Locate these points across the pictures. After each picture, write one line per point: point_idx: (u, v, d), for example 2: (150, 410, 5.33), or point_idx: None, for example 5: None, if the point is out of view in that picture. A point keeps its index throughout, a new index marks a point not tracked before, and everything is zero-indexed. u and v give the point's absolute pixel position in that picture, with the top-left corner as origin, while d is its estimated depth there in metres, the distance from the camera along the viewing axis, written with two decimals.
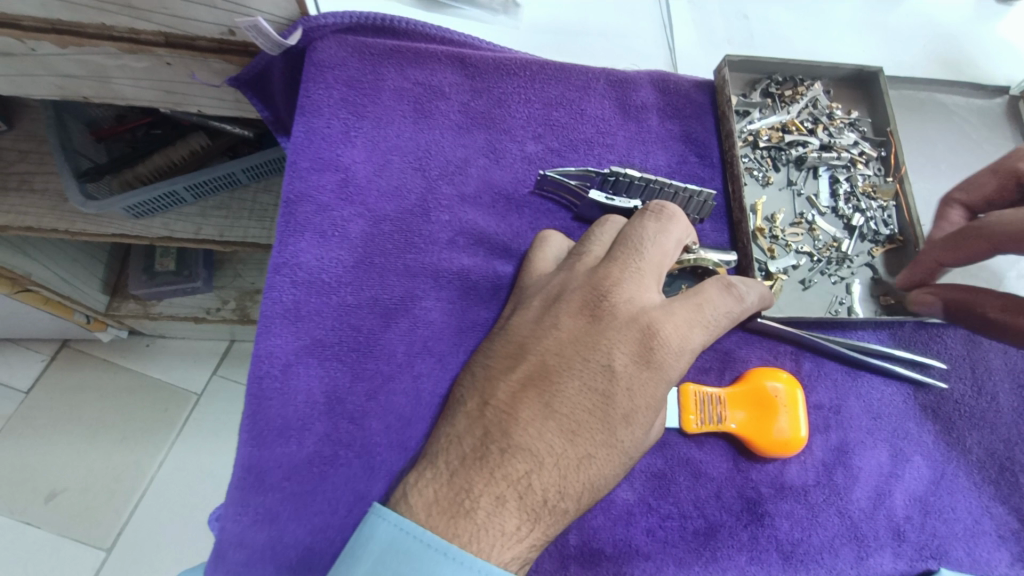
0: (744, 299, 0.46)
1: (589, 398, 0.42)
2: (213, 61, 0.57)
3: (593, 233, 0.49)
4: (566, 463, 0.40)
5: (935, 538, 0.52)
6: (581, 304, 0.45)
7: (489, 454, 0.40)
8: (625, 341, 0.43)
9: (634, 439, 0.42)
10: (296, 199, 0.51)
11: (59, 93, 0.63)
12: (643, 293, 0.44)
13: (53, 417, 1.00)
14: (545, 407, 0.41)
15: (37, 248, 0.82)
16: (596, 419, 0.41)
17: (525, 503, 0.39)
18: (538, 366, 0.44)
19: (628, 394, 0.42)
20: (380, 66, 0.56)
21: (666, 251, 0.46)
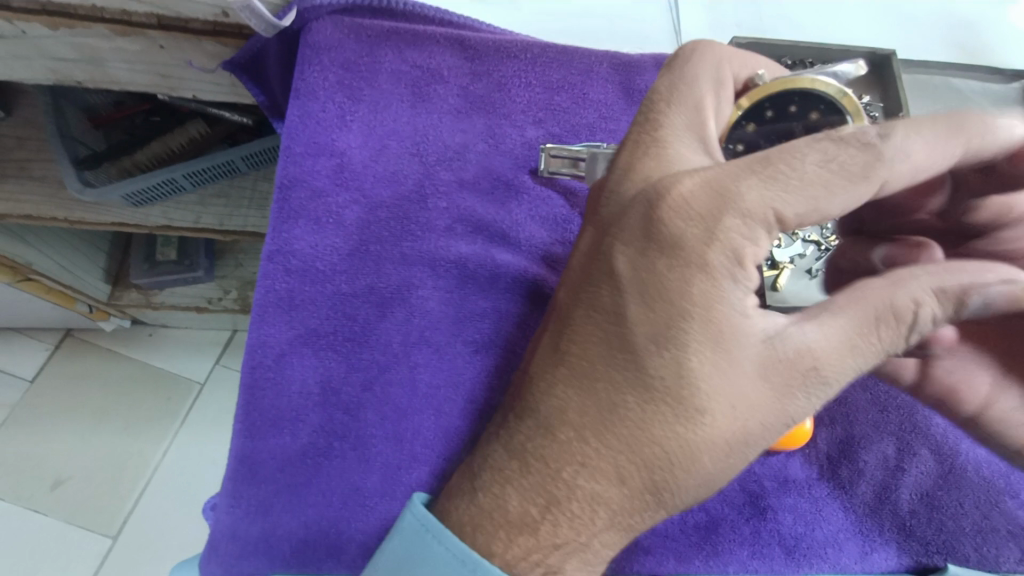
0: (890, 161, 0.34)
1: (653, 387, 0.35)
2: (207, 44, 0.56)
3: (667, 118, 0.39)
4: (637, 463, 0.36)
5: (941, 533, 0.51)
6: (632, 264, 0.36)
7: (543, 457, 0.38)
8: (693, 311, 0.34)
9: (724, 429, 0.35)
10: (289, 184, 0.50)
11: (51, 76, 0.61)
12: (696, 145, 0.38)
13: (57, 406, 1.00)
14: (598, 402, 0.36)
15: (37, 236, 0.81)
16: (668, 411, 0.35)
17: (600, 507, 0.37)
18: (580, 353, 0.37)
19: (707, 382, 0.34)
20: (377, 48, 0.54)
21: (799, 161, 0.33)
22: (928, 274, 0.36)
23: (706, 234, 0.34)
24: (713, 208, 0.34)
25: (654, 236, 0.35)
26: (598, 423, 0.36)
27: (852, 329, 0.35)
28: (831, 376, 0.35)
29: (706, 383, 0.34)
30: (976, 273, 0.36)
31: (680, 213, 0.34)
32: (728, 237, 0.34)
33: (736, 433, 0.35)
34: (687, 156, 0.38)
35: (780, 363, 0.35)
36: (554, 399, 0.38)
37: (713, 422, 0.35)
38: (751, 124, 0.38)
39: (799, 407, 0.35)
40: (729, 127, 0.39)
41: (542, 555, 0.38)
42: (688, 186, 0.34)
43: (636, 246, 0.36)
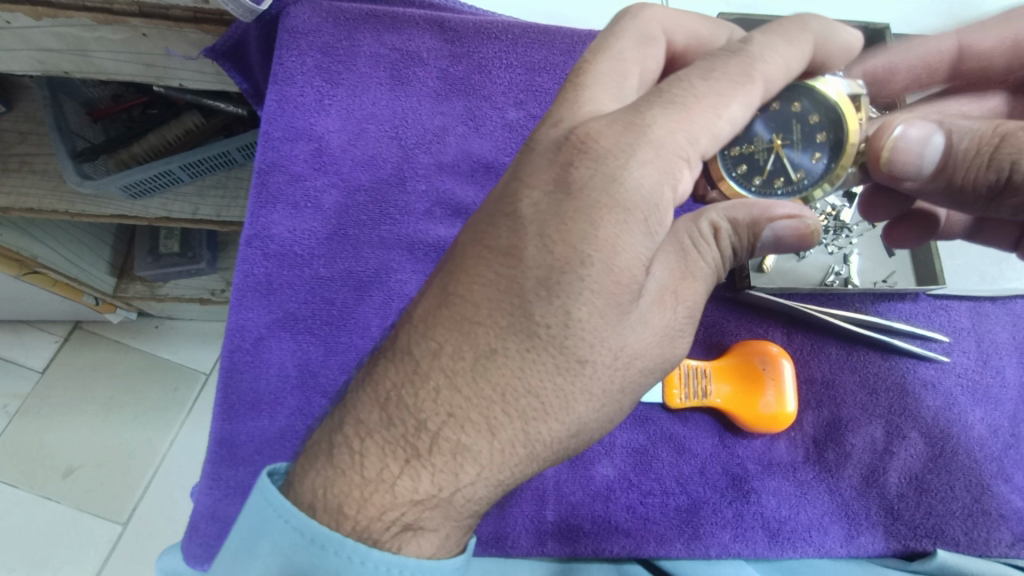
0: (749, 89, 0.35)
1: (539, 334, 0.32)
2: (189, 31, 0.55)
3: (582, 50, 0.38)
4: (514, 412, 0.33)
5: (931, 517, 0.49)
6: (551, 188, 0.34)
7: (409, 410, 0.33)
8: (597, 252, 0.32)
9: (607, 378, 0.33)
10: (268, 168, 0.50)
11: (39, 68, 0.61)
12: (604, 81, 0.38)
13: (67, 397, 1.02)
14: (474, 347, 0.33)
15: (43, 230, 0.82)
16: (550, 357, 0.32)
17: (467, 462, 0.32)
18: (463, 295, 0.34)
19: (581, 325, 0.33)
20: (355, 31, 0.54)
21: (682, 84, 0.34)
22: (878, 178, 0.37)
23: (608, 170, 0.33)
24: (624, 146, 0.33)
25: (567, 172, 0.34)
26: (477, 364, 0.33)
27: (681, 264, 0.36)
28: (682, 317, 0.36)
29: (588, 320, 0.32)
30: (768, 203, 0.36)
31: (604, 160, 0.33)
32: (647, 177, 0.33)
33: (617, 384, 0.34)
34: (600, 92, 0.37)
35: (649, 301, 0.34)
36: (435, 344, 0.34)
37: (594, 371, 0.33)
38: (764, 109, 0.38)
39: (657, 349, 0.35)
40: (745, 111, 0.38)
41: (400, 513, 0.33)
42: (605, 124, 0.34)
43: (551, 180, 0.34)
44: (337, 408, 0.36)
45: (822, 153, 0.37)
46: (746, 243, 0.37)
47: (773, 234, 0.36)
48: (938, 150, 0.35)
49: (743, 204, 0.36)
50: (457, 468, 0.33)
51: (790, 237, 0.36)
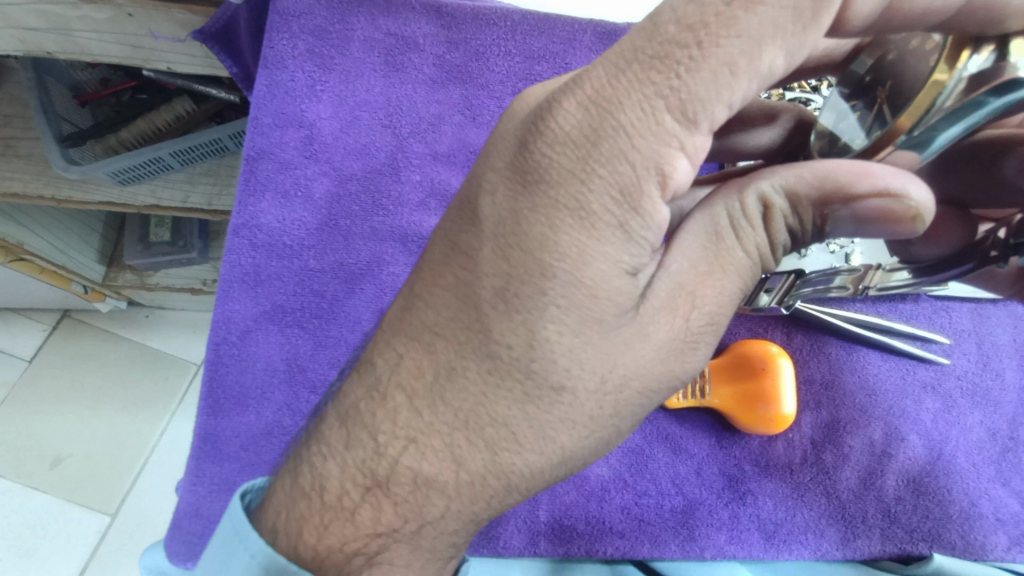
0: (779, 213, 0.32)
1: (530, 339, 0.32)
2: (176, 11, 0.54)
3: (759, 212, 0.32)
4: (501, 415, 0.32)
5: (928, 520, 0.48)
6: (609, 177, 0.30)
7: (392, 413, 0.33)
8: (559, 264, 0.31)
9: (584, 400, 0.32)
10: (256, 155, 0.49)
11: (20, 48, 0.59)
12: (772, 220, 0.32)
13: (54, 387, 0.99)
14: (434, 362, 0.33)
15: (29, 215, 0.80)
16: (517, 382, 0.32)
17: (434, 493, 0.33)
18: (553, 344, 0.32)
19: (649, 369, 0.33)
20: (349, 14, 0.53)
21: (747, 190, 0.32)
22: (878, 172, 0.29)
23: (617, 181, 0.30)
24: (668, 74, 0.28)
25: (690, 88, 0.28)
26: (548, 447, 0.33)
27: (710, 253, 0.33)
28: (699, 325, 0.33)
29: (638, 379, 0.33)
30: (889, 173, 0.29)
31: (544, 132, 0.31)
32: (619, 176, 0.30)
33: (609, 387, 0.33)
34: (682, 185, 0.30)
35: (654, 307, 0.33)
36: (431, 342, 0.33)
37: (560, 391, 0.32)
38: (899, 187, 0.29)
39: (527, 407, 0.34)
40: (865, 200, 0.29)
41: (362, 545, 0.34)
42: (618, 83, 0.29)
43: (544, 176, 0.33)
44: (346, 407, 0.35)
45: (874, 202, 0.29)
46: (814, 227, 0.32)
47: (852, 213, 0.30)
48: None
49: (895, 169, 0.30)
50: (414, 462, 0.33)
51: (806, 180, 0.31)
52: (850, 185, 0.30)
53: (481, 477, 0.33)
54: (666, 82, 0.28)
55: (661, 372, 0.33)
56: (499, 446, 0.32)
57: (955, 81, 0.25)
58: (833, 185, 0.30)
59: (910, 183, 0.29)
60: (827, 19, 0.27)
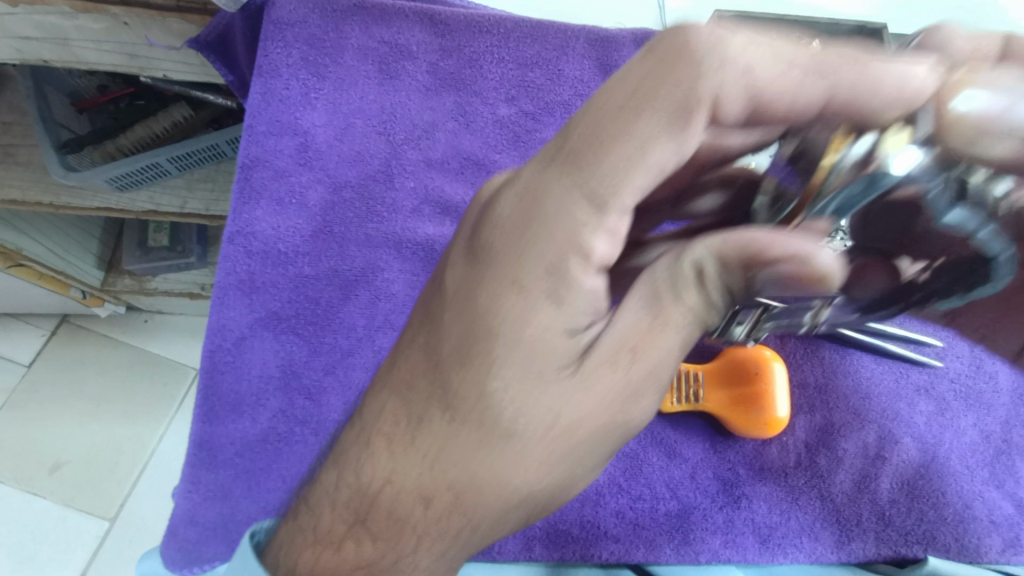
0: (705, 278, 0.32)
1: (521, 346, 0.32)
2: (172, 20, 0.54)
3: (690, 276, 0.32)
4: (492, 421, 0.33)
5: (922, 523, 0.48)
6: (536, 242, 0.31)
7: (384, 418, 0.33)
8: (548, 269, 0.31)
9: (567, 408, 0.33)
10: (251, 164, 0.50)
11: (17, 58, 0.59)
12: (699, 285, 0.32)
13: (53, 393, 0.99)
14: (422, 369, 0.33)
15: (29, 222, 0.80)
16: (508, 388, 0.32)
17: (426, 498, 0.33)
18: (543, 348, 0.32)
19: (595, 414, 0.33)
20: (343, 23, 0.53)
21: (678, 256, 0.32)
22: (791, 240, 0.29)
23: (585, 193, 0.31)
24: (587, 149, 0.31)
25: (597, 166, 0.30)
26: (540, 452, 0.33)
27: (646, 313, 0.33)
28: (641, 376, 0.33)
29: (591, 417, 0.33)
30: (804, 239, 0.30)
31: None
32: (548, 250, 0.31)
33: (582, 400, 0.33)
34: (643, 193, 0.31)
35: (596, 361, 0.33)
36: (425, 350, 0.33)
37: (552, 397, 0.32)
38: (813, 254, 0.29)
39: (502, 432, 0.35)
40: (784, 265, 0.29)
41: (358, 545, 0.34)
42: (585, 112, 0.31)
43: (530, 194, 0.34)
44: None
45: (789, 268, 0.29)
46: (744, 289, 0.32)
47: (772, 275, 0.30)
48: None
49: (810, 236, 0.30)
50: (407, 468, 0.33)
51: (729, 248, 0.31)
52: (769, 252, 0.30)
53: (473, 481, 0.33)
54: (615, 120, 0.30)
55: (607, 412, 0.34)
56: (491, 452, 0.33)
57: (838, 170, 0.28)
58: (753, 252, 0.30)
59: (822, 251, 0.29)
60: (700, 121, 0.30)
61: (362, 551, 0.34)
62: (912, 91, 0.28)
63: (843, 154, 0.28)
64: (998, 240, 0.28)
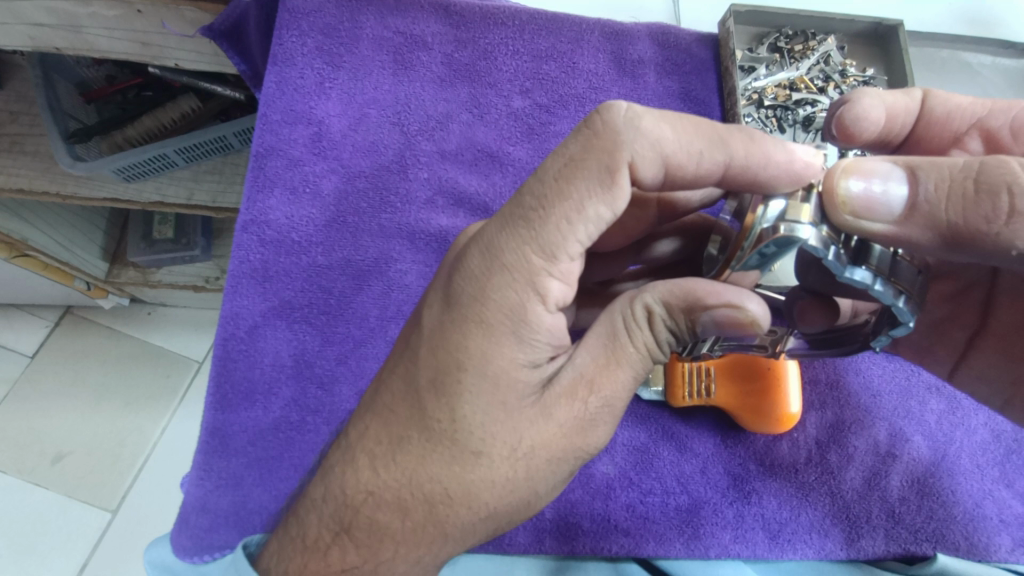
0: (654, 327, 0.33)
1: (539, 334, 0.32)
2: (186, 9, 0.54)
3: (641, 323, 0.33)
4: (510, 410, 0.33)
5: (933, 521, 0.48)
6: (499, 299, 0.32)
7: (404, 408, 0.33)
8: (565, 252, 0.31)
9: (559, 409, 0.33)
10: (265, 152, 0.50)
11: (30, 44, 0.59)
12: (646, 332, 0.33)
13: (56, 384, 0.99)
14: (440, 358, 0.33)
15: (35, 214, 0.80)
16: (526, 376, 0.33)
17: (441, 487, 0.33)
18: None
19: (551, 442, 0.33)
20: (359, 13, 0.53)
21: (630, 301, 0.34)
22: (728, 292, 0.32)
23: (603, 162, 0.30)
24: (530, 221, 0.31)
25: (539, 229, 0.31)
26: (556, 442, 0.33)
27: (606, 351, 0.34)
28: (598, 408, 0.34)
29: (546, 448, 0.33)
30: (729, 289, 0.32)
31: None
32: (508, 298, 0.32)
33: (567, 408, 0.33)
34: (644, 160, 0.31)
35: (557, 393, 0.33)
36: (435, 339, 0.33)
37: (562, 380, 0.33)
38: (746, 305, 0.32)
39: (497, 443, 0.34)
40: (726, 313, 0.32)
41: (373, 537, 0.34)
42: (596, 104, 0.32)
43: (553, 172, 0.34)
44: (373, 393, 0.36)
45: (724, 318, 0.32)
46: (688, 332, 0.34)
47: (712, 322, 0.32)
48: (901, 208, 0.30)
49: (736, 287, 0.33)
50: (423, 455, 0.33)
51: (677, 297, 0.33)
52: (708, 303, 0.32)
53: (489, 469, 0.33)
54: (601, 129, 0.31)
55: (564, 442, 0.33)
56: (508, 441, 0.33)
57: (757, 230, 0.30)
58: (694, 301, 0.33)
59: (752, 301, 0.32)
60: (624, 184, 0.30)
61: (371, 542, 0.35)
62: (805, 169, 0.31)
63: (763, 215, 0.30)
64: (888, 293, 0.31)
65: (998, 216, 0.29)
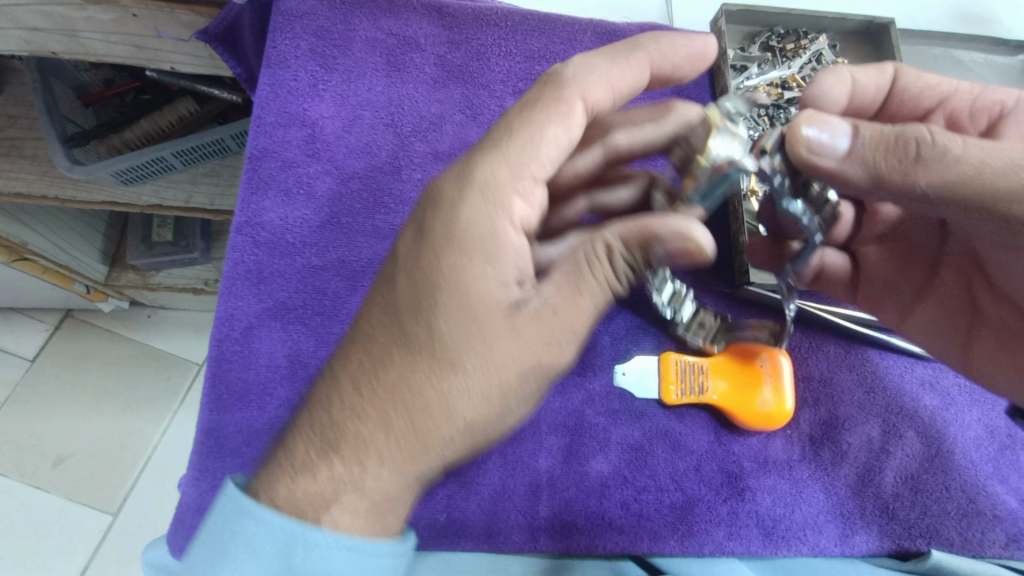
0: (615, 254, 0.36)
1: None
2: (181, 12, 0.55)
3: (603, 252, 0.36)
4: None
5: (926, 517, 0.49)
6: (469, 220, 0.36)
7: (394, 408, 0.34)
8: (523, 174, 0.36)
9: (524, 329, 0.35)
10: (259, 154, 0.50)
11: (26, 48, 0.59)
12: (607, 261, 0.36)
13: (56, 386, 1.00)
14: None
15: (32, 216, 0.80)
16: None
17: None
18: None
19: (517, 355, 0.35)
20: (352, 15, 0.53)
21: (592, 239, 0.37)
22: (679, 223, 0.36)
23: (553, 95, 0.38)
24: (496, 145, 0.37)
25: (508, 147, 0.37)
26: None
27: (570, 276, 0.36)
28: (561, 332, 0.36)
29: (514, 362, 0.35)
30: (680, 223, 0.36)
31: None
32: (479, 215, 0.35)
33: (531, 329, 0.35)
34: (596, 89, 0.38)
35: (523, 315, 0.35)
36: (414, 265, 0.36)
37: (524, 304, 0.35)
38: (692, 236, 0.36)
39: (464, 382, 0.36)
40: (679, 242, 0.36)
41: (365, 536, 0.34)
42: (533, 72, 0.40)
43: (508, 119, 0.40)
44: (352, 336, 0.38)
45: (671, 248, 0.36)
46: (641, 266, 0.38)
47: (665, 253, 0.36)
48: (843, 151, 0.36)
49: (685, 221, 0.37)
50: None
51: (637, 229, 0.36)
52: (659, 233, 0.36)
53: None
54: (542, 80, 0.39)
55: (534, 352, 0.36)
56: None
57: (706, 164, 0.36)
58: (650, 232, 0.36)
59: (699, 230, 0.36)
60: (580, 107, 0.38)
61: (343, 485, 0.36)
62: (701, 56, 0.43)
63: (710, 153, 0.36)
64: (815, 227, 0.42)
65: (908, 158, 0.35)
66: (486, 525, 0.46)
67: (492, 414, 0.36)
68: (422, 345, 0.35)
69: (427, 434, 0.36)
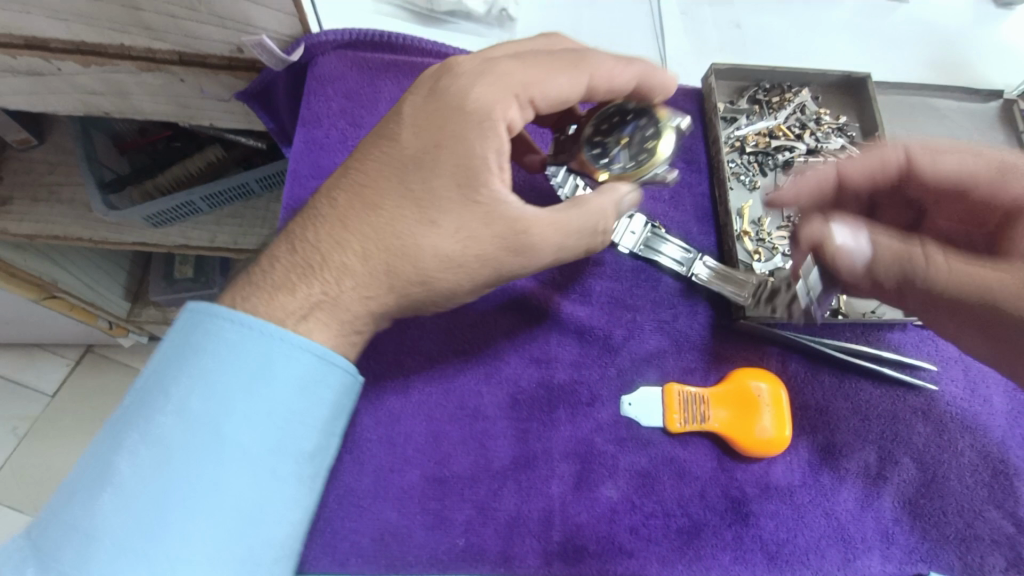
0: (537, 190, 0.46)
1: None
2: (224, 77, 0.61)
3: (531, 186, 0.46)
4: None
5: (925, 541, 0.51)
6: (482, 98, 0.45)
7: None
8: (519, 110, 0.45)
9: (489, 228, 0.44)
10: (294, 204, 0.55)
11: (81, 109, 0.66)
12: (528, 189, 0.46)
13: (76, 420, 1.03)
14: None
15: (68, 258, 0.87)
16: None
17: None
18: None
19: (484, 249, 0.45)
20: (378, 79, 0.59)
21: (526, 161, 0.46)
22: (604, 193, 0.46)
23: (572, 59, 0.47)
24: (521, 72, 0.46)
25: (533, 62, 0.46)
26: None
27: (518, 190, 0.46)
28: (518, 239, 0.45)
29: (477, 257, 0.45)
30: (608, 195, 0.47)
31: None
32: (489, 95, 0.45)
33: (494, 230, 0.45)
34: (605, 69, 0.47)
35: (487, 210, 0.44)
36: (430, 117, 0.45)
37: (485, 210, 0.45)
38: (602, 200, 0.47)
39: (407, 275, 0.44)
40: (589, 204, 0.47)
41: None
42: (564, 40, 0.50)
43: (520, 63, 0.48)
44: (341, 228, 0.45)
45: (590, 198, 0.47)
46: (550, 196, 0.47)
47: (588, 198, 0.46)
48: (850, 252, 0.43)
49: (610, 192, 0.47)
50: None
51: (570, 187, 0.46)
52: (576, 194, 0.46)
53: None
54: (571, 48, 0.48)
55: (492, 243, 0.45)
56: None
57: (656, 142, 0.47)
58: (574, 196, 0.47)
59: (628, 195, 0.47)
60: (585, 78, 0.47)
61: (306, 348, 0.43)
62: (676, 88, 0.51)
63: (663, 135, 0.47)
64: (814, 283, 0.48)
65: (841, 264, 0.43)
66: (501, 549, 0.49)
67: (453, 278, 0.45)
68: (427, 161, 0.45)
69: (399, 268, 0.45)
